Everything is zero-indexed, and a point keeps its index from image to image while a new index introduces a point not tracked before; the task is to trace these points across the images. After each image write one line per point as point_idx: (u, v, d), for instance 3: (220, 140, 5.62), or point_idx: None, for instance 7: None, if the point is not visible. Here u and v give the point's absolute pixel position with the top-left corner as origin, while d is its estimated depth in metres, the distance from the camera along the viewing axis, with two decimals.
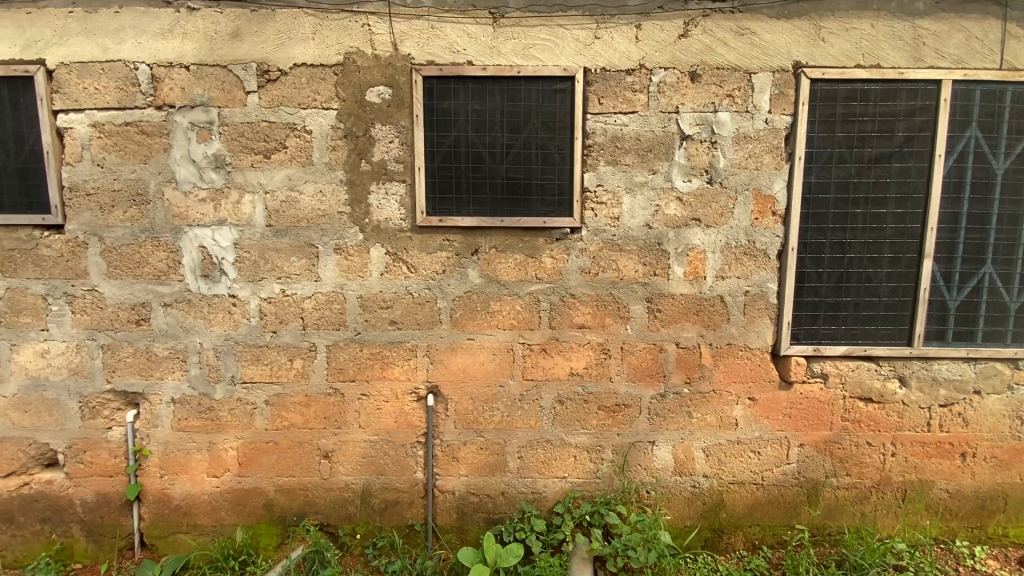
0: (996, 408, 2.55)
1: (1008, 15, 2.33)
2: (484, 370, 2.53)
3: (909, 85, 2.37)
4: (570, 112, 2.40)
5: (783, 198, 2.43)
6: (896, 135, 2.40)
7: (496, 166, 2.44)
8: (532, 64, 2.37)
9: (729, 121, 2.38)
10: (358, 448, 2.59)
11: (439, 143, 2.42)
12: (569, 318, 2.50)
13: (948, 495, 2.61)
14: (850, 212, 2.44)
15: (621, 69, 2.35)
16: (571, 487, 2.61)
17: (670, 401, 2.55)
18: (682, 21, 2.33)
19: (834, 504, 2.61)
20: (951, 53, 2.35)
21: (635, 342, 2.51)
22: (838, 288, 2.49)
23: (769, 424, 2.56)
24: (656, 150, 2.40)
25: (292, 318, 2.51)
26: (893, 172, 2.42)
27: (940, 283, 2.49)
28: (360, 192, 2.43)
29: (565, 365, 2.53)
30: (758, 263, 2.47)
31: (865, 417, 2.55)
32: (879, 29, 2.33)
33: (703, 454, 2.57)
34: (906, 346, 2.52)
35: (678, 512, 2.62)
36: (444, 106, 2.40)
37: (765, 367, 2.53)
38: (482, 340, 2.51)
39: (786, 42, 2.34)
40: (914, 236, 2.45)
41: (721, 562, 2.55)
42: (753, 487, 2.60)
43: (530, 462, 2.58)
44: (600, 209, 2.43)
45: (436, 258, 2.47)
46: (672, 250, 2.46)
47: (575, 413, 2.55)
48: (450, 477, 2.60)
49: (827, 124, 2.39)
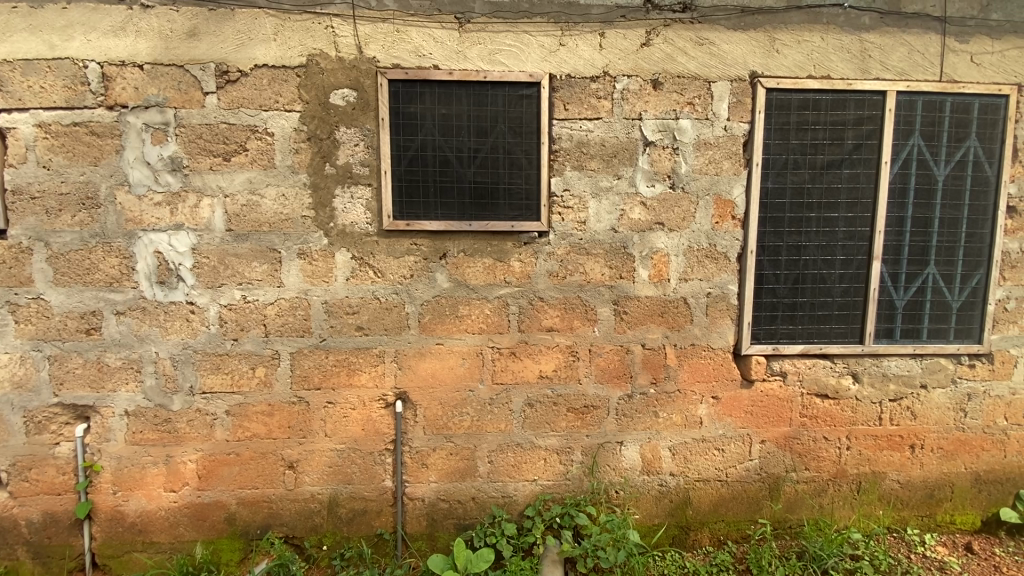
0: (942, 401, 2.69)
1: (947, 31, 2.48)
2: (453, 374, 2.52)
3: (857, 95, 2.49)
4: (537, 117, 2.43)
5: (742, 202, 2.51)
6: (845, 143, 2.52)
7: (463, 170, 2.44)
8: (498, 69, 2.38)
9: (690, 128, 2.45)
10: (324, 457, 2.53)
11: (405, 147, 2.41)
12: (538, 322, 2.51)
13: (899, 485, 2.74)
14: (805, 216, 2.54)
15: (586, 76, 2.39)
16: (541, 490, 2.61)
17: (637, 401, 2.59)
18: (644, 30, 2.39)
19: (794, 498, 2.71)
20: (895, 65, 2.48)
21: (603, 344, 2.55)
22: (794, 289, 2.59)
23: (732, 422, 2.63)
24: (621, 156, 2.45)
25: (254, 325, 2.44)
26: (843, 178, 2.53)
27: (888, 283, 2.61)
28: (325, 195, 2.39)
29: (534, 368, 2.54)
30: (720, 265, 2.54)
31: (822, 412, 2.66)
32: (828, 42, 2.44)
33: (670, 452, 2.63)
34: (859, 344, 2.63)
35: (646, 510, 2.66)
36: (409, 109, 2.39)
37: (727, 366, 2.60)
38: (451, 344, 2.50)
39: (743, 52, 2.42)
40: (863, 239, 2.57)
41: (688, 558, 2.60)
42: (718, 484, 2.67)
43: (500, 466, 2.58)
44: (567, 213, 2.46)
45: (403, 263, 2.45)
46: (637, 253, 2.51)
47: (544, 416, 2.57)
48: (419, 484, 2.57)
49: (782, 132, 2.49)
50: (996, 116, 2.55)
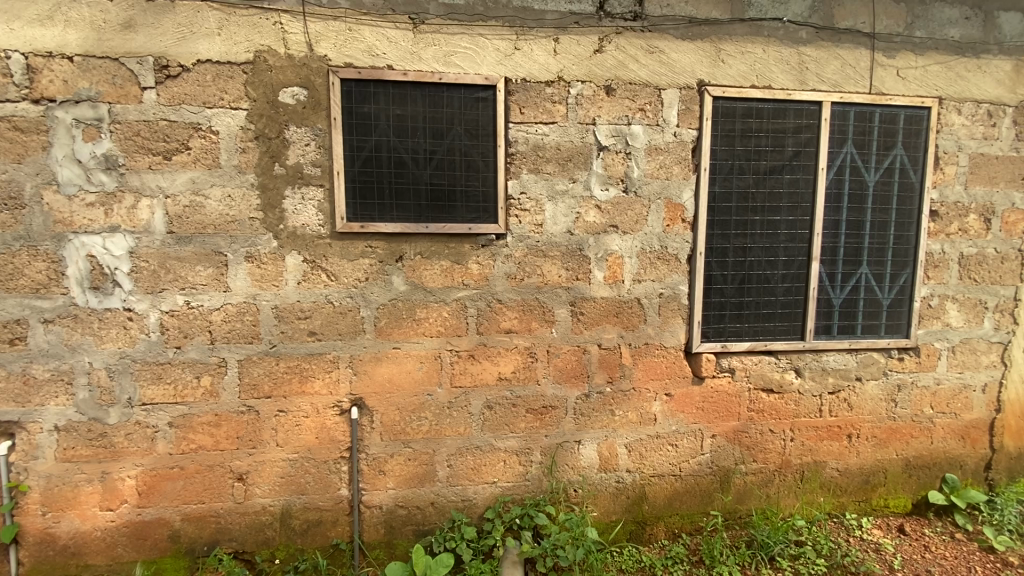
0: (875, 393, 2.87)
1: (875, 46, 2.66)
2: (411, 379, 2.49)
3: (796, 105, 2.63)
4: (493, 120, 2.43)
5: (691, 206, 2.61)
6: (786, 150, 2.65)
7: (419, 171, 2.42)
8: (454, 71, 2.37)
9: (641, 134, 2.52)
10: (276, 467, 2.45)
11: (358, 148, 2.36)
12: (496, 324, 2.52)
13: (838, 473, 2.90)
14: (750, 219, 2.66)
15: (540, 80, 2.42)
16: (501, 491, 2.62)
17: (594, 401, 2.63)
18: (597, 37, 2.44)
19: (744, 489, 2.82)
20: (830, 77, 2.63)
21: (560, 345, 2.58)
22: (741, 289, 2.70)
23: (684, 417, 2.72)
24: (576, 159, 2.49)
25: (199, 332, 2.33)
26: (785, 183, 2.67)
27: (826, 283, 2.77)
28: (274, 196, 2.31)
29: (493, 370, 2.54)
30: (671, 267, 2.63)
31: (768, 406, 2.79)
32: (769, 53, 2.57)
33: (626, 450, 2.69)
34: (801, 341, 2.77)
35: (604, 507, 2.71)
36: (363, 109, 2.34)
37: (679, 364, 2.69)
38: (408, 348, 2.47)
39: (691, 61, 2.51)
40: (803, 240, 2.72)
41: (645, 553, 2.66)
42: (672, 478, 2.75)
43: (459, 470, 2.57)
44: (524, 216, 2.48)
45: (358, 266, 2.40)
46: (593, 255, 2.56)
47: (503, 418, 2.57)
48: (376, 491, 2.52)
49: (728, 138, 2.60)
50: (919, 126, 2.75)
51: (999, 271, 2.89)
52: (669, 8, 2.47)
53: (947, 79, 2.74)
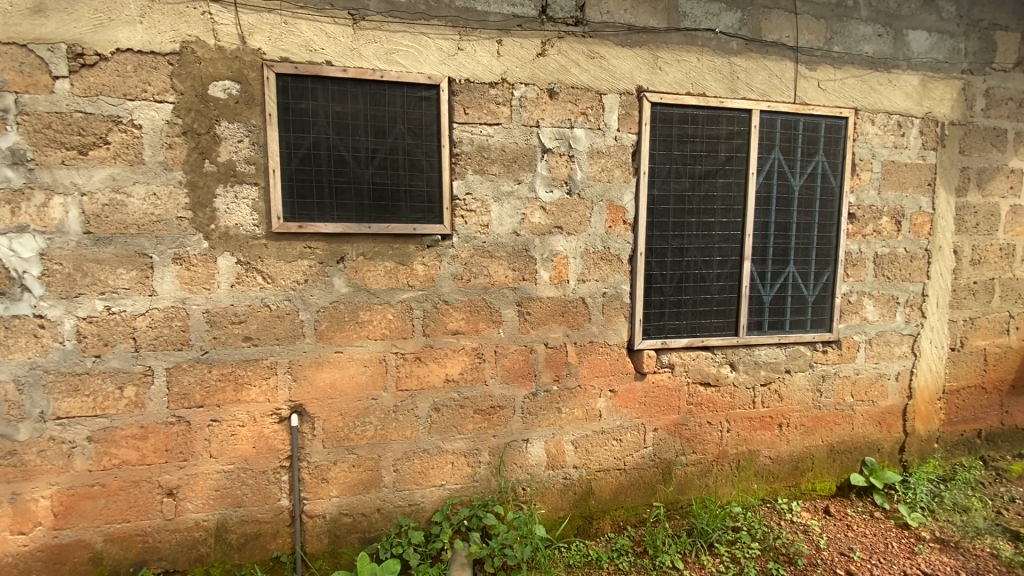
0: (803, 383, 3.06)
1: (799, 59, 2.84)
2: (355, 383, 2.43)
3: (728, 112, 2.77)
4: (436, 120, 2.41)
5: (632, 208, 2.69)
6: (719, 155, 2.78)
7: (361, 170, 2.36)
8: (396, 69, 2.34)
9: (584, 137, 2.58)
10: (210, 480, 2.32)
11: (296, 145, 2.28)
12: (443, 325, 2.50)
13: (771, 460, 3.07)
14: (687, 221, 2.78)
15: (484, 81, 2.43)
16: (448, 494, 2.60)
17: (541, 399, 2.67)
18: (539, 41, 2.47)
19: (684, 479, 2.94)
20: (758, 87, 2.79)
21: (508, 345, 2.59)
22: (679, 287, 2.81)
23: (628, 413, 2.80)
24: (520, 161, 2.51)
25: (121, 339, 2.18)
26: (718, 187, 2.80)
27: (757, 281, 2.93)
28: (204, 195, 2.20)
29: (440, 372, 2.52)
30: (614, 267, 2.70)
31: (705, 400, 2.91)
32: (703, 62, 2.69)
33: (573, 446, 2.74)
34: (735, 336, 2.92)
35: (551, 504, 2.74)
36: (300, 106, 2.27)
37: (623, 361, 2.77)
38: (351, 352, 2.41)
39: (631, 67, 2.60)
40: (736, 241, 2.86)
41: (591, 546, 2.71)
42: (617, 472, 2.82)
43: (406, 474, 2.53)
44: (470, 217, 2.48)
45: (296, 267, 2.32)
46: (539, 256, 2.59)
47: (450, 420, 2.56)
48: (319, 500, 2.44)
49: (666, 143, 2.70)
50: (838, 135, 2.95)
51: (909, 269, 3.15)
52: (608, 14, 2.54)
53: (862, 91, 2.96)
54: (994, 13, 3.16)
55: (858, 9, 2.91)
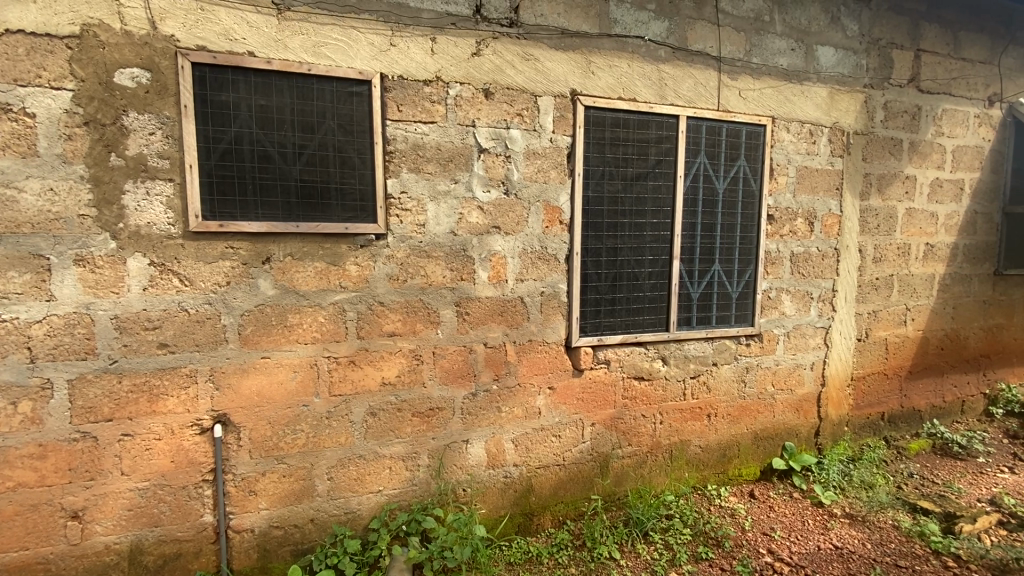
0: (728, 375, 3.24)
1: (722, 69, 3.00)
2: (284, 390, 2.33)
3: (657, 117, 2.88)
4: (368, 116, 2.35)
5: (567, 208, 2.74)
6: (649, 158, 2.89)
7: (288, 167, 2.27)
8: (324, 63, 2.26)
9: (519, 138, 2.60)
10: (122, 499, 2.15)
11: (215, 139, 2.15)
12: (378, 327, 2.44)
13: (701, 449, 3.23)
14: (620, 222, 2.86)
15: (418, 79, 2.39)
16: (386, 500, 2.54)
17: (480, 399, 2.66)
18: (474, 40, 2.47)
19: (621, 472, 3.03)
20: (685, 94, 2.92)
21: (446, 346, 2.57)
22: (613, 286, 2.89)
23: (566, 409, 2.85)
24: (456, 160, 2.49)
25: (13, 349, 1.97)
26: (649, 189, 2.91)
27: (686, 279, 3.07)
28: (110, 190, 2.03)
29: (376, 376, 2.46)
30: (551, 266, 2.74)
31: (640, 393, 3.02)
32: (633, 68, 2.78)
33: (512, 444, 2.75)
34: (666, 332, 3.04)
35: (492, 503, 2.75)
36: (220, 98, 2.15)
37: (561, 358, 2.82)
38: (279, 357, 2.31)
39: (565, 70, 2.65)
40: (665, 241, 2.99)
41: (532, 543, 2.74)
42: (557, 468, 2.87)
43: (341, 481, 2.45)
44: (405, 216, 2.43)
45: (217, 269, 2.19)
46: (477, 255, 2.58)
47: (387, 424, 2.50)
48: (246, 514, 2.32)
49: (599, 145, 2.77)
50: (757, 142, 3.15)
51: (821, 267, 3.41)
52: (542, 17, 2.58)
53: (778, 101, 3.17)
54: (890, 33, 3.48)
55: (774, 24, 3.11)
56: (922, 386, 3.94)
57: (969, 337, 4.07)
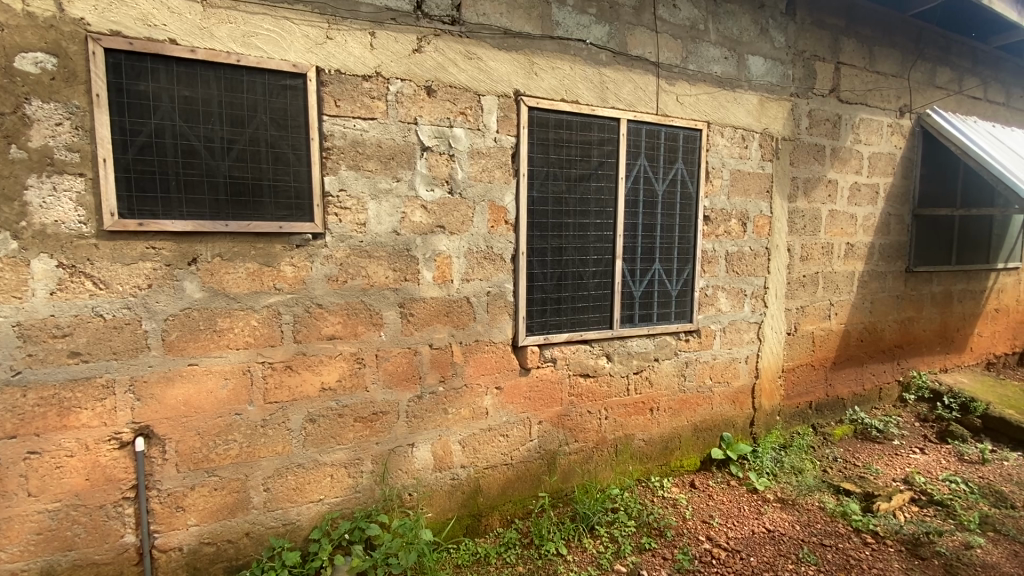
0: (670, 370, 3.36)
1: (660, 74, 3.10)
2: (214, 398, 2.20)
3: (599, 120, 2.94)
4: (303, 110, 2.26)
5: (513, 208, 2.75)
6: (592, 159, 2.95)
7: (216, 162, 2.15)
8: (255, 54, 2.16)
9: (463, 137, 2.58)
10: (29, 523, 1.96)
11: (133, 132, 2.01)
12: (317, 330, 2.36)
13: (644, 442, 3.33)
14: (564, 222, 2.90)
15: (357, 74, 2.32)
16: (328, 508, 2.45)
17: (426, 401, 2.62)
18: (415, 36, 2.43)
19: (568, 468, 3.08)
20: (625, 98, 3.00)
21: (390, 348, 2.51)
22: (559, 285, 2.93)
23: (514, 408, 2.86)
24: (398, 158, 2.45)
25: None
26: (592, 190, 2.97)
27: (629, 278, 3.15)
28: (10, 185, 1.84)
29: (315, 381, 2.37)
30: (496, 266, 2.74)
31: (585, 390, 3.07)
32: (576, 70, 2.83)
33: (460, 446, 2.73)
34: (610, 329, 3.11)
35: (439, 506, 2.71)
36: (138, 87, 2.00)
37: (507, 358, 2.82)
38: (209, 364, 2.18)
39: (508, 70, 2.65)
40: (608, 241, 3.06)
41: (480, 544, 2.73)
42: (505, 467, 2.87)
43: (279, 492, 2.34)
44: (345, 215, 2.36)
45: (137, 271, 2.04)
46: (421, 255, 2.54)
47: (328, 430, 2.42)
48: (174, 532, 2.17)
49: (543, 146, 2.80)
50: (694, 145, 3.28)
51: (753, 265, 3.59)
52: (485, 16, 2.57)
53: (713, 106, 3.31)
54: (813, 46, 3.72)
55: (708, 33, 3.25)
56: (845, 375, 4.24)
57: (885, 329, 4.41)
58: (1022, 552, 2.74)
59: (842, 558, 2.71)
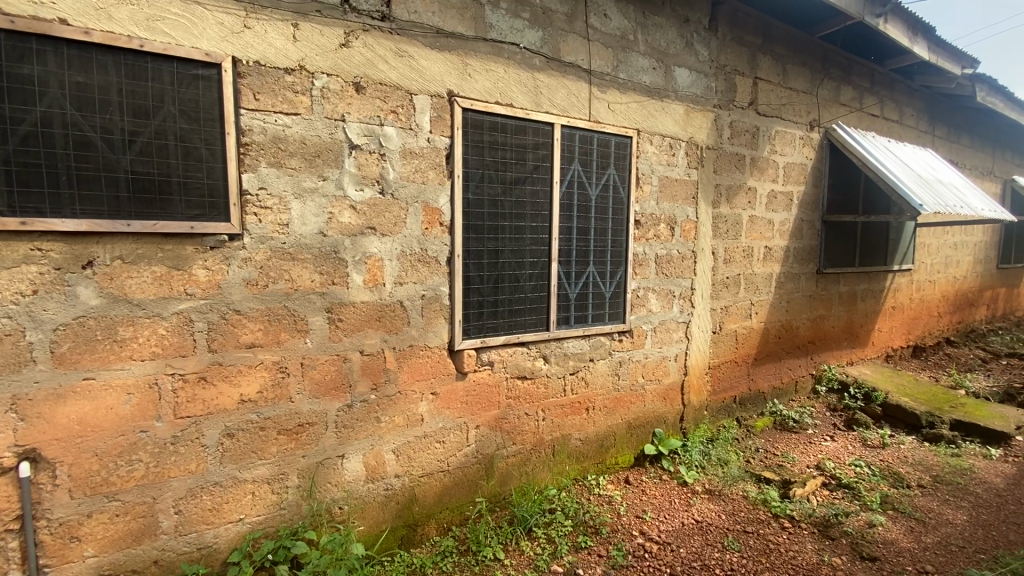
0: (604, 370, 3.44)
1: (592, 81, 3.17)
2: (114, 415, 2.00)
3: (534, 124, 2.97)
4: (218, 103, 2.12)
5: (448, 210, 2.71)
6: (527, 163, 2.96)
7: (115, 156, 1.96)
8: (161, 40, 1.99)
9: (395, 136, 2.51)
10: None
11: (14, 120, 1.79)
12: (235, 338, 2.21)
13: (581, 442, 3.39)
14: (501, 225, 2.90)
15: (278, 66, 2.20)
16: (249, 528, 2.30)
17: (357, 410, 2.52)
18: (342, 30, 2.34)
19: (505, 471, 3.07)
20: (559, 103, 3.05)
21: (317, 356, 2.40)
22: (495, 288, 2.92)
23: (450, 413, 2.81)
24: (325, 156, 2.34)
25: None
26: (527, 193, 2.98)
27: (564, 280, 3.20)
28: None
29: (232, 393, 2.22)
30: (431, 269, 2.69)
31: (522, 392, 3.08)
32: (509, 74, 2.84)
33: (394, 455, 2.65)
34: (547, 331, 3.13)
35: (372, 519, 2.61)
36: (20, 70, 1.79)
37: (443, 362, 2.77)
38: (108, 378, 1.98)
39: (441, 70, 2.61)
40: (544, 244, 3.08)
41: (415, 554, 2.65)
42: (441, 474, 2.82)
43: (192, 514, 2.16)
44: (265, 215, 2.22)
45: (19, 275, 1.82)
46: (350, 258, 2.45)
47: (248, 445, 2.27)
48: (67, 566, 1.95)
49: (478, 148, 2.78)
50: (625, 152, 3.38)
51: (681, 267, 3.75)
52: (416, 14, 2.52)
53: (643, 114, 3.43)
54: (734, 61, 3.94)
55: (638, 44, 3.37)
56: (765, 370, 4.52)
57: (799, 326, 4.74)
58: (916, 527, 3.03)
59: (763, 544, 2.87)
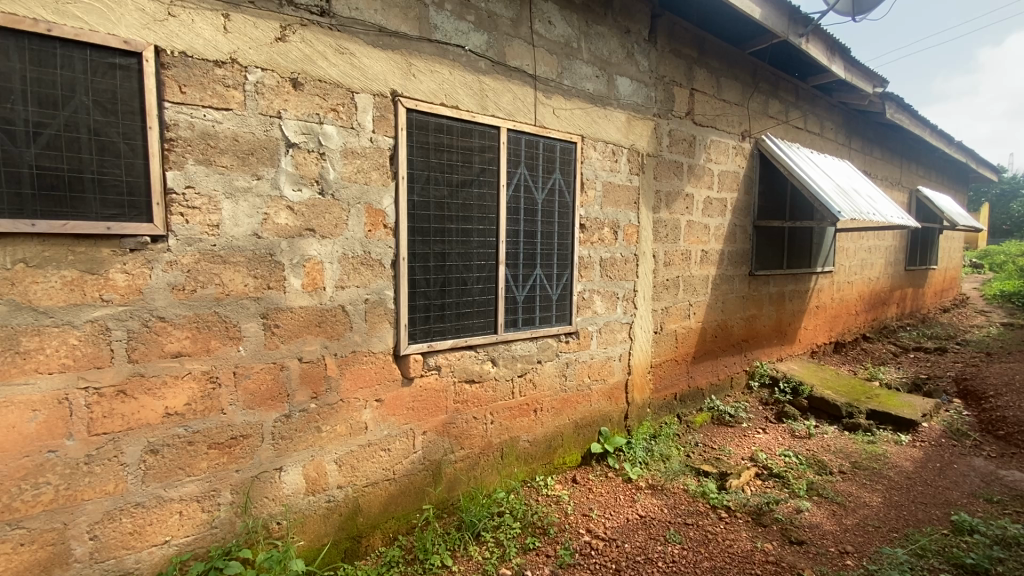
0: (551, 371, 3.48)
1: (537, 86, 3.21)
2: (16, 435, 1.81)
3: (480, 127, 2.97)
4: (138, 95, 1.97)
5: (392, 212, 2.65)
6: (473, 166, 2.96)
7: (18, 149, 1.78)
8: (73, 24, 1.83)
9: (335, 135, 2.44)
10: None
11: None
12: (158, 347, 2.06)
13: (529, 443, 3.41)
14: (447, 228, 2.87)
15: (207, 58, 2.08)
16: (176, 551, 2.14)
17: (296, 420, 2.42)
18: (277, 24, 2.24)
19: (453, 476, 3.03)
20: (504, 107, 3.06)
21: (251, 364, 2.28)
22: (442, 291, 2.88)
23: (395, 420, 2.75)
24: (259, 154, 2.24)
25: None
26: (474, 196, 2.97)
27: (511, 282, 3.21)
28: None
29: (156, 406, 2.06)
30: (375, 272, 2.62)
31: (470, 396, 3.06)
32: (454, 76, 2.82)
33: (336, 466, 2.55)
34: (494, 333, 3.13)
35: (313, 533, 2.51)
36: None
37: (388, 368, 2.70)
38: (9, 394, 1.79)
39: (384, 69, 2.56)
40: (490, 247, 3.08)
41: (359, 567, 2.57)
42: (386, 483, 2.75)
43: (110, 539, 1.99)
44: (193, 215, 2.09)
45: None
46: (287, 261, 2.35)
47: (175, 462, 2.12)
48: None
49: (423, 150, 2.74)
50: (570, 157, 3.45)
51: (624, 270, 3.86)
52: (357, 11, 2.46)
53: (587, 121, 3.51)
54: (672, 72, 4.11)
55: (581, 52, 3.45)
56: (703, 368, 4.73)
57: (734, 325, 5.00)
58: (838, 510, 3.26)
59: (701, 534, 3.00)
